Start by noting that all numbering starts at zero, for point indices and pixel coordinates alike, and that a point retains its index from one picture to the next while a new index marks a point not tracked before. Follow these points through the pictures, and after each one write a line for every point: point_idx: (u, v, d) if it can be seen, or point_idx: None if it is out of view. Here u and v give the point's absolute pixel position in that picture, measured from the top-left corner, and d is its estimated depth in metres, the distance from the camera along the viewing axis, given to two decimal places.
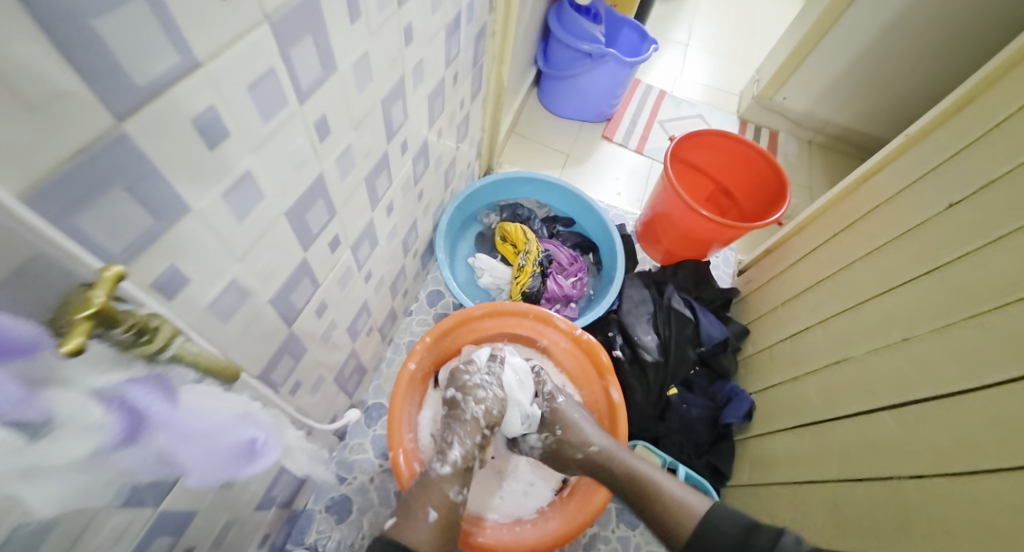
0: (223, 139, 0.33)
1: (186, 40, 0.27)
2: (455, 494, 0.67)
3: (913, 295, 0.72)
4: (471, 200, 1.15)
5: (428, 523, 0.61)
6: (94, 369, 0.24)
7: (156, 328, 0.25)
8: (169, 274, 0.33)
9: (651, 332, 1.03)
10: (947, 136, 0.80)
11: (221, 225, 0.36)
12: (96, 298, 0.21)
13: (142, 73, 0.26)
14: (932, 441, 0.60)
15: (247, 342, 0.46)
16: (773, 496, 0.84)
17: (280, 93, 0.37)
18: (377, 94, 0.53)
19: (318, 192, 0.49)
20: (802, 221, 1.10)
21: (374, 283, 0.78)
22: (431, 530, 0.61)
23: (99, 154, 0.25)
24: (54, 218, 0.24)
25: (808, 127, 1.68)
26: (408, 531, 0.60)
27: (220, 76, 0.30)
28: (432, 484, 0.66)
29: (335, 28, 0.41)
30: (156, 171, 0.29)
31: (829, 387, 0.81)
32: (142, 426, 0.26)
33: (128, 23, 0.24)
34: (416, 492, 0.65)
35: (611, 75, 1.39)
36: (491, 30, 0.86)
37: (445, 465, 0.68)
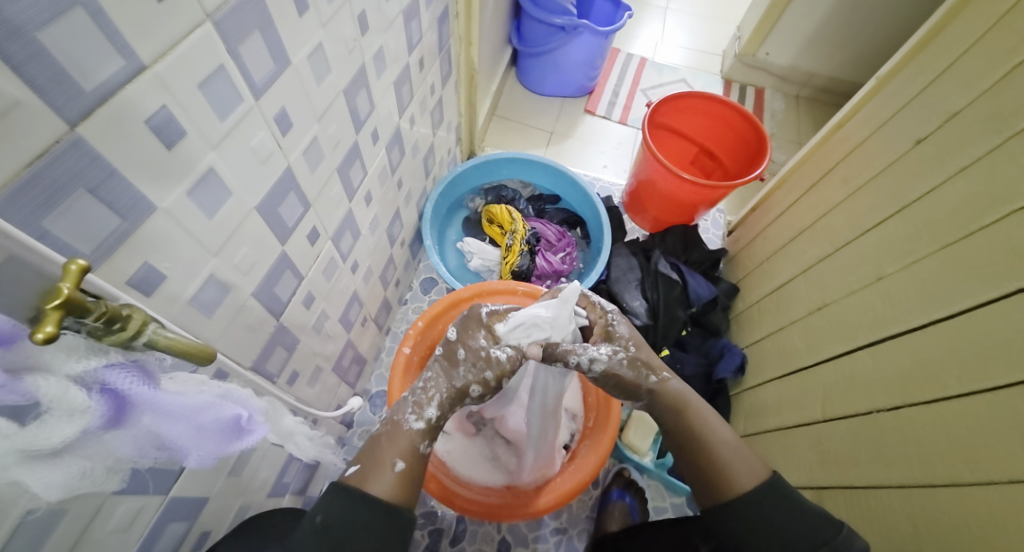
0: (181, 139, 0.34)
1: (128, 44, 0.28)
2: (423, 447, 0.57)
3: (884, 235, 0.73)
4: (454, 186, 1.16)
5: (392, 475, 0.52)
6: (71, 354, 0.26)
7: (127, 317, 0.26)
8: (145, 272, 0.35)
9: (639, 298, 1.06)
10: (911, 72, 0.79)
11: (191, 223, 0.38)
12: (62, 288, 0.23)
13: (90, 79, 0.27)
14: (902, 369, 0.62)
15: (235, 335, 0.48)
16: (765, 442, 0.87)
17: (234, 90, 0.38)
18: (338, 84, 0.54)
19: (289, 186, 0.50)
20: (783, 174, 1.10)
21: (361, 274, 0.80)
22: (394, 482, 0.52)
23: (58, 159, 0.27)
24: (23, 221, 0.26)
25: (793, 81, 1.66)
26: (371, 479, 0.51)
27: (169, 77, 0.32)
28: (401, 432, 0.56)
29: (283, 21, 0.41)
30: (115, 172, 0.30)
31: (811, 333, 0.82)
32: (125, 406, 0.28)
33: (70, 31, 0.25)
34: (381, 439, 0.55)
35: (587, 46, 1.39)
36: (453, 12, 0.86)
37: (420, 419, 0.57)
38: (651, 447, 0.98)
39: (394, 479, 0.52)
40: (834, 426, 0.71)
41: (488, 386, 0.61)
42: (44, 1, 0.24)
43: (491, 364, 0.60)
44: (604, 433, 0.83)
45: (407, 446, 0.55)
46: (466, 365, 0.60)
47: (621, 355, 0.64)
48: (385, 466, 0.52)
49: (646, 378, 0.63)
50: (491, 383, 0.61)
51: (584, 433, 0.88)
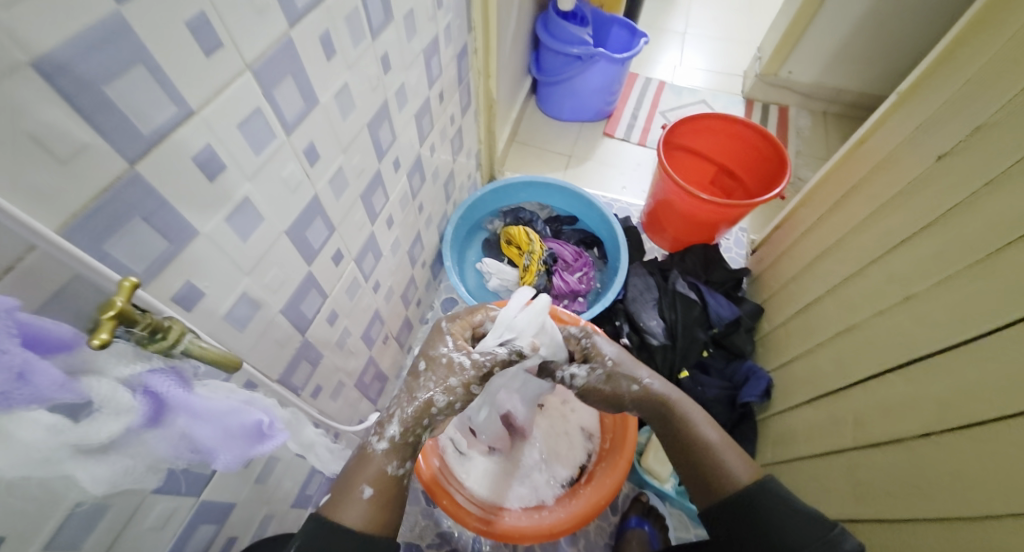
0: (220, 171, 0.39)
1: (178, 92, 0.33)
2: (393, 469, 0.56)
3: (912, 253, 0.72)
4: (474, 209, 1.20)
5: (360, 502, 0.53)
6: (121, 360, 0.30)
7: (168, 327, 0.30)
8: (187, 289, 0.39)
9: (657, 317, 1.06)
10: (931, 88, 0.79)
11: (227, 245, 0.42)
12: (116, 302, 0.27)
13: (146, 123, 0.32)
14: (936, 394, 0.60)
15: (263, 349, 0.52)
16: (796, 471, 0.84)
17: (268, 127, 0.43)
18: (362, 118, 0.59)
19: (316, 211, 0.55)
20: (807, 193, 1.10)
21: (383, 293, 0.84)
22: (366, 511, 0.53)
23: (118, 192, 0.31)
24: (88, 245, 0.30)
25: (820, 98, 1.65)
26: (341, 510, 0.53)
27: (212, 118, 0.37)
28: (370, 458, 0.57)
29: (313, 65, 0.46)
30: (165, 202, 0.35)
31: (840, 355, 0.81)
32: (163, 408, 0.31)
33: (132, 84, 0.30)
34: (351, 469, 0.56)
35: (604, 73, 1.43)
36: (472, 47, 0.92)
37: (383, 440, 0.57)
38: (671, 473, 0.96)
39: (363, 507, 0.53)
40: (866, 453, 0.69)
41: (455, 394, 0.60)
42: (111, 61, 0.28)
43: (454, 370, 0.62)
44: (621, 454, 0.83)
45: (375, 473, 0.56)
46: (428, 377, 0.61)
47: (598, 372, 0.70)
48: (353, 496, 0.53)
49: (627, 388, 0.68)
50: (457, 389, 0.60)
51: (601, 454, 0.88)
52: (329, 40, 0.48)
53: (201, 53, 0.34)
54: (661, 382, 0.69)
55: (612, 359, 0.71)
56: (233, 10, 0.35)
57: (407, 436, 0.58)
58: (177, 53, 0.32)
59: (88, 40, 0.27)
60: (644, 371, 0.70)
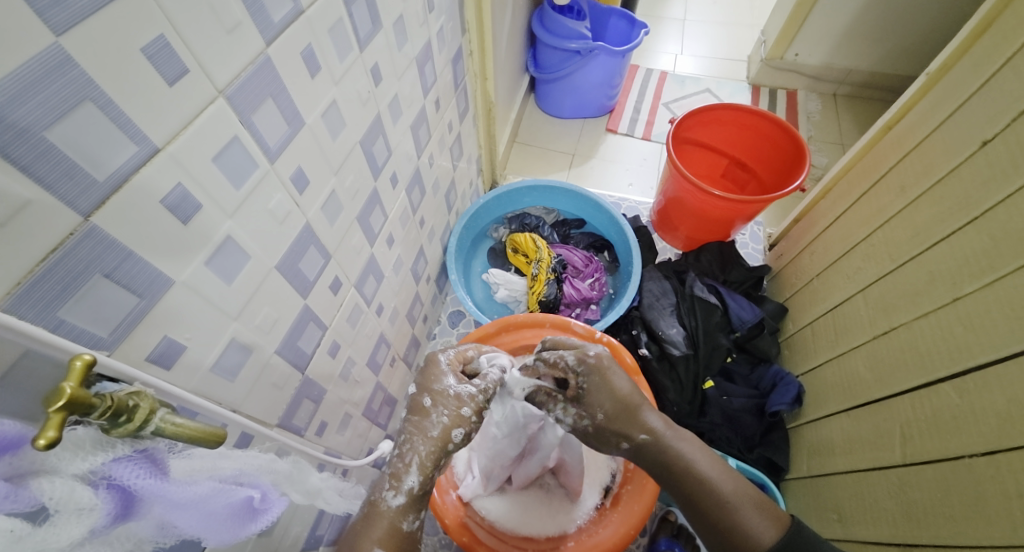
0: (197, 212, 0.35)
1: (139, 130, 0.29)
2: (409, 523, 0.53)
3: (956, 248, 0.67)
4: (478, 217, 1.16)
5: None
6: (77, 452, 0.26)
7: (134, 407, 0.27)
8: (165, 346, 0.35)
9: (676, 325, 1.01)
10: (967, 67, 0.73)
11: (209, 291, 0.38)
12: (66, 388, 0.24)
13: (102, 170, 0.27)
14: (996, 407, 0.56)
15: (259, 395, 0.48)
16: (837, 485, 0.80)
17: (249, 158, 0.38)
18: (354, 136, 0.55)
19: (308, 243, 0.50)
20: (827, 183, 1.05)
21: (387, 315, 0.80)
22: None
23: (72, 250, 0.27)
24: (38, 315, 0.26)
25: (829, 79, 1.59)
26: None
27: (183, 155, 0.32)
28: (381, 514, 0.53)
29: (296, 85, 0.42)
30: (130, 254, 0.30)
31: (880, 361, 0.76)
32: (133, 501, 0.28)
33: (80, 125, 0.26)
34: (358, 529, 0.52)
35: (604, 67, 1.38)
36: (467, 50, 0.87)
37: (399, 494, 0.54)
38: None
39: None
40: (917, 472, 0.65)
41: (468, 422, 0.59)
42: (51, 101, 0.24)
43: (464, 401, 0.59)
44: (646, 478, 0.78)
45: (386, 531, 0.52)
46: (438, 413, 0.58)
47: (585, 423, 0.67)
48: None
49: (634, 436, 0.62)
50: (470, 417, 0.59)
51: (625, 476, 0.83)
52: (313, 56, 0.43)
53: (164, 82, 0.29)
54: (660, 419, 0.63)
55: (603, 413, 0.65)
56: (198, 31, 0.31)
57: (425, 485, 0.55)
58: (134, 86, 0.28)
59: (23, 77, 0.23)
60: (648, 415, 0.63)
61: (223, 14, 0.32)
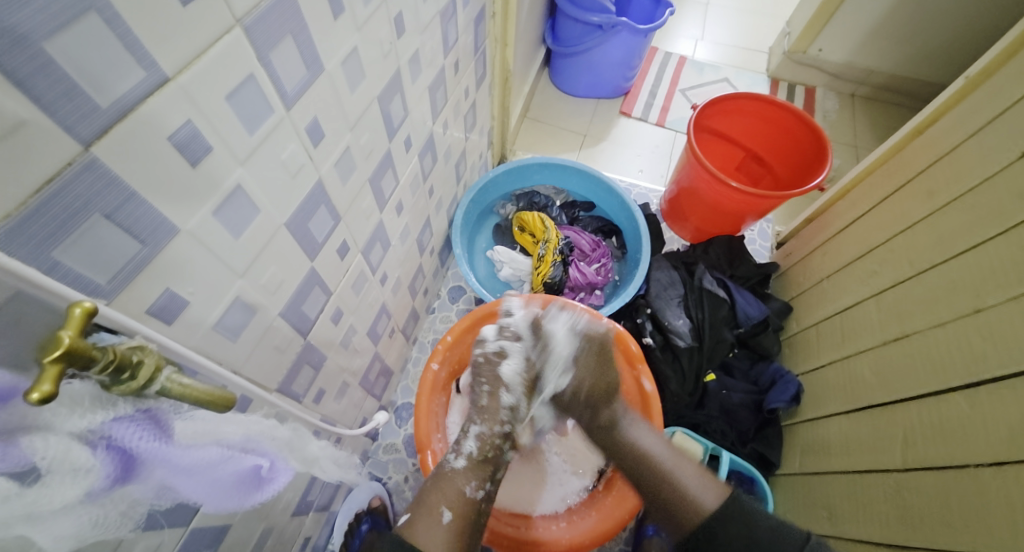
0: (206, 154, 0.31)
1: (149, 54, 0.26)
2: (472, 490, 0.59)
3: (984, 259, 0.65)
4: (486, 192, 1.13)
5: (441, 526, 0.54)
6: (74, 409, 0.24)
7: (138, 363, 0.24)
8: (166, 299, 0.32)
9: (682, 316, 1.00)
10: (1013, 73, 0.71)
11: (216, 245, 0.35)
12: (63, 337, 0.21)
13: (105, 94, 0.24)
14: (1008, 419, 0.55)
15: (260, 357, 0.46)
16: (828, 484, 0.80)
17: (265, 100, 0.35)
18: (372, 91, 0.51)
19: (319, 201, 0.47)
20: (846, 184, 1.03)
21: (391, 284, 0.77)
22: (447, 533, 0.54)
23: (70, 183, 0.24)
24: (28, 253, 0.23)
25: (848, 78, 1.56)
26: (419, 532, 0.53)
27: (195, 89, 0.29)
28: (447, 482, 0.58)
29: (318, 26, 0.38)
30: (134, 195, 0.27)
31: (888, 366, 0.76)
32: (134, 463, 0.26)
33: (83, 41, 0.22)
34: (429, 487, 0.59)
35: (625, 46, 1.33)
36: (490, 13, 0.83)
37: (460, 458, 0.61)
38: None
39: (445, 531, 0.54)
40: (918, 479, 0.64)
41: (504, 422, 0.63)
42: (53, 9, 0.21)
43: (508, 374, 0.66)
44: None
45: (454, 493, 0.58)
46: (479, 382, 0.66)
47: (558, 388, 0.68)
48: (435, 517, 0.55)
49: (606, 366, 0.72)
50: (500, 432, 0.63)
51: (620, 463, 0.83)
52: None
53: (179, 3, 0.26)
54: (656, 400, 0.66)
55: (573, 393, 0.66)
56: None
57: (484, 451, 0.62)
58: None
59: None
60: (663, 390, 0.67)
61: None
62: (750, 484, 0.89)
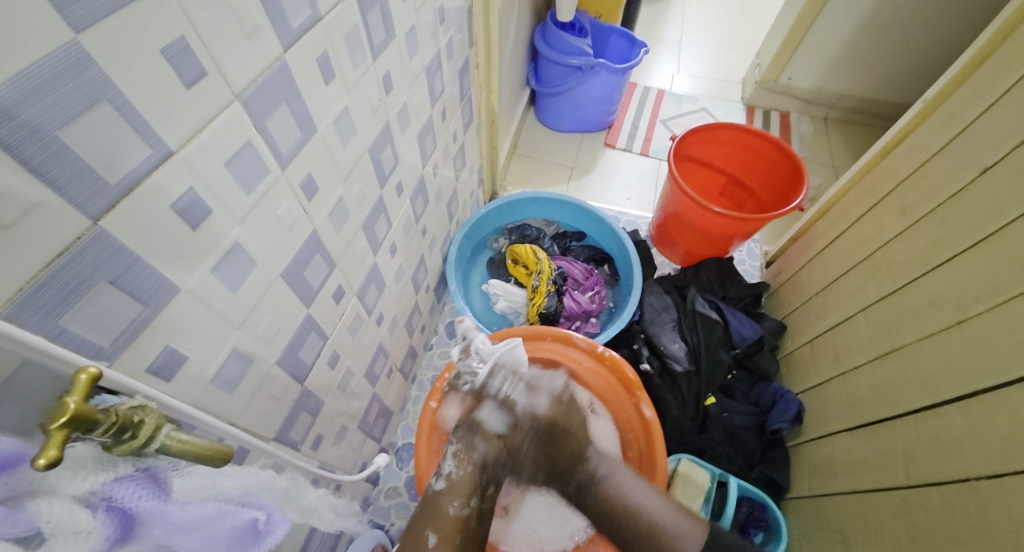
0: (206, 218, 0.33)
1: (154, 132, 0.28)
2: (457, 508, 0.56)
3: (959, 272, 0.67)
4: (478, 227, 1.15)
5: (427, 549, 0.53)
6: (78, 472, 0.25)
7: (139, 423, 0.26)
8: (166, 356, 0.34)
9: (677, 340, 1.01)
10: (967, 94, 0.75)
11: (215, 300, 0.37)
12: (70, 404, 0.23)
13: (113, 171, 0.26)
14: (999, 431, 0.56)
15: (258, 408, 0.47)
16: (839, 507, 0.79)
17: (261, 163, 0.37)
18: (363, 143, 0.54)
19: (313, 251, 0.49)
20: (825, 204, 1.06)
21: (387, 324, 0.78)
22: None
23: (79, 254, 0.26)
24: (38, 322, 0.25)
25: (821, 103, 1.62)
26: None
27: (197, 159, 0.31)
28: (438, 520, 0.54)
29: (310, 91, 0.41)
30: (137, 260, 0.29)
31: (882, 381, 0.76)
32: (133, 523, 0.27)
33: (96, 126, 0.25)
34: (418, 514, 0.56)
35: (604, 84, 1.39)
36: (474, 62, 0.87)
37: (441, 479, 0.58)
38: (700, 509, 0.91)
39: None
40: (923, 496, 0.64)
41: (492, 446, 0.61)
42: (67, 101, 0.23)
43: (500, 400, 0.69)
44: None
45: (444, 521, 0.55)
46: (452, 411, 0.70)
47: None
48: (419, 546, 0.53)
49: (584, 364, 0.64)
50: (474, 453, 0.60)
51: None
52: (328, 62, 0.43)
53: (182, 84, 0.28)
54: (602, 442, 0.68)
55: None
56: (220, 37, 0.30)
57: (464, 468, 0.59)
58: (151, 84, 0.27)
59: (40, 75, 0.22)
60: None
61: (243, 18, 0.31)
62: (761, 511, 0.88)
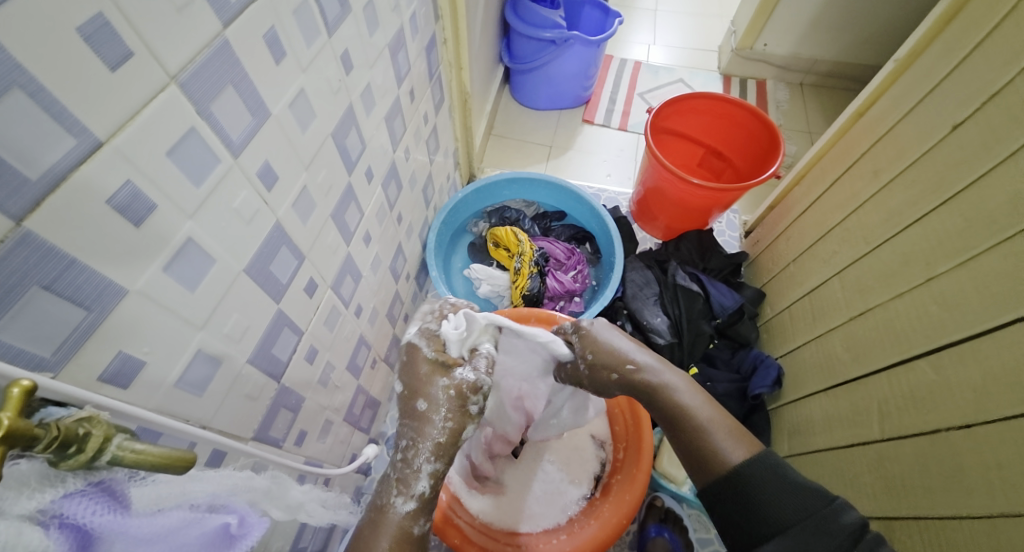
0: (150, 213, 0.31)
1: (78, 121, 0.25)
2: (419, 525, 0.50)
3: (930, 230, 0.68)
4: (457, 211, 1.13)
5: None
6: (22, 490, 0.23)
7: (85, 435, 0.24)
8: (121, 361, 0.32)
9: (660, 314, 1.02)
10: (938, 51, 0.74)
11: (171, 300, 0.35)
12: (2, 420, 0.21)
13: (34, 166, 0.24)
14: (973, 385, 0.57)
15: (231, 408, 0.45)
16: (818, 465, 0.81)
17: (210, 151, 0.35)
18: (324, 128, 0.51)
19: (278, 243, 0.47)
20: (801, 170, 1.06)
21: (367, 315, 0.77)
22: None
23: (4, 258, 0.24)
24: None
25: (796, 69, 1.61)
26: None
27: (131, 148, 0.29)
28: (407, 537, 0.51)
29: (258, 71, 0.38)
30: (74, 261, 0.27)
31: (857, 341, 0.77)
32: (91, 539, 0.25)
33: (5, 114, 0.22)
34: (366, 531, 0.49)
35: (579, 58, 1.36)
36: (441, 38, 0.84)
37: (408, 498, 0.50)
38: (688, 476, 0.91)
39: None
40: (896, 450, 0.66)
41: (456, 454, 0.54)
42: None
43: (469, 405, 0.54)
44: (637, 468, 0.78)
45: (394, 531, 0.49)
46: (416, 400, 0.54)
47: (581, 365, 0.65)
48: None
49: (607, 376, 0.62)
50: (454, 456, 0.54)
51: (615, 468, 0.83)
52: (276, 40, 0.40)
53: (105, 67, 0.26)
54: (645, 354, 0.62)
55: (591, 352, 0.64)
56: (146, 12, 0.27)
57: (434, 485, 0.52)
58: (66, 66, 0.24)
59: None
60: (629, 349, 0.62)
61: None
62: None
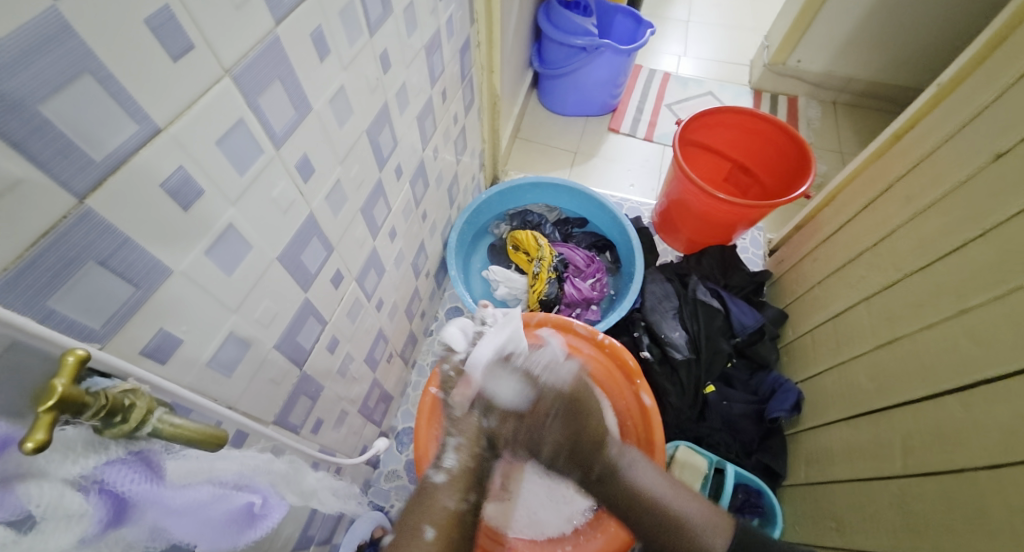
0: (198, 198, 0.33)
1: (140, 108, 0.27)
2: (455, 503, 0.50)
3: (966, 260, 0.66)
4: (479, 213, 1.14)
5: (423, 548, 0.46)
6: (68, 454, 0.24)
7: (130, 406, 0.25)
8: (161, 338, 0.33)
9: (679, 329, 1.01)
10: (982, 77, 0.73)
11: (210, 283, 0.36)
12: (57, 386, 0.22)
13: (98, 149, 0.25)
14: (1001, 422, 0.56)
15: (256, 391, 0.46)
16: (835, 494, 0.80)
17: (255, 143, 0.36)
18: (360, 124, 0.52)
19: (310, 234, 0.48)
20: (831, 191, 1.04)
21: (387, 309, 0.78)
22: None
23: (65, 233, 0.25)
24: (24, 304, 0.24)
25: (829, 87, 1.59)
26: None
27: (185, 136, 0.30)
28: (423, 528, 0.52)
29: (303, 67, 0.40)
30: (127, 241, 0.28)
31: (883, 371, 0.76)
32: (126, 507, 0.26)
33: (78, 100, 0.24)
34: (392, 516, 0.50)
35: (608, 66, 1.36)
36: (475, 42, 0.85)
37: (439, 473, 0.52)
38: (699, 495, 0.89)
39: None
40: (918, 484, 0.64)
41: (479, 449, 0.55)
42: (48, 73, 0.22)
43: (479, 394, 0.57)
44: None
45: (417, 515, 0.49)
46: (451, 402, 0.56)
47: None
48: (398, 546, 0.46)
49: None
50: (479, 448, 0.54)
51: None
52: (322, 38, 0.41)
53: (168, 57, 0.27)
54: None
55: None
56: (207, 8, 0.29)
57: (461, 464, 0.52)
58: (134, 58, 0.26)
59: (24, 43, 0.21)
60: None
61: None
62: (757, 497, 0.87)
